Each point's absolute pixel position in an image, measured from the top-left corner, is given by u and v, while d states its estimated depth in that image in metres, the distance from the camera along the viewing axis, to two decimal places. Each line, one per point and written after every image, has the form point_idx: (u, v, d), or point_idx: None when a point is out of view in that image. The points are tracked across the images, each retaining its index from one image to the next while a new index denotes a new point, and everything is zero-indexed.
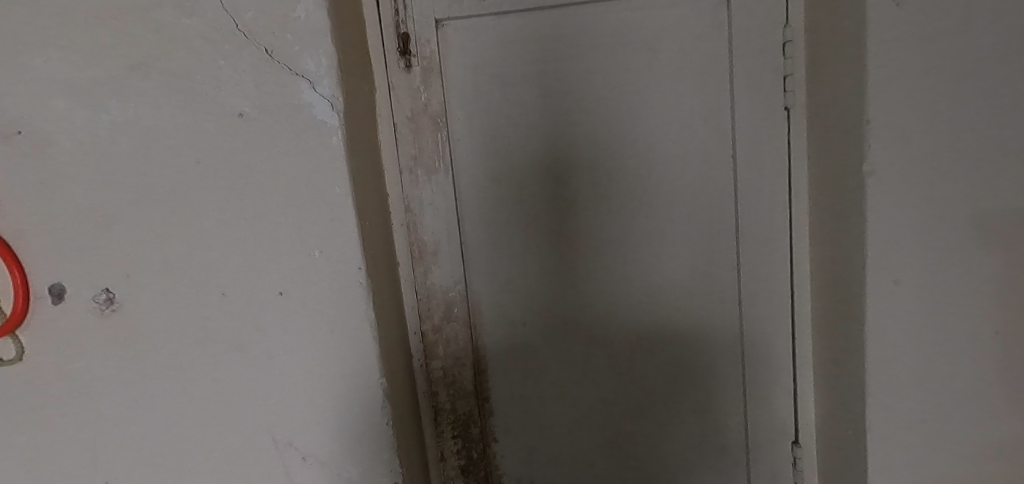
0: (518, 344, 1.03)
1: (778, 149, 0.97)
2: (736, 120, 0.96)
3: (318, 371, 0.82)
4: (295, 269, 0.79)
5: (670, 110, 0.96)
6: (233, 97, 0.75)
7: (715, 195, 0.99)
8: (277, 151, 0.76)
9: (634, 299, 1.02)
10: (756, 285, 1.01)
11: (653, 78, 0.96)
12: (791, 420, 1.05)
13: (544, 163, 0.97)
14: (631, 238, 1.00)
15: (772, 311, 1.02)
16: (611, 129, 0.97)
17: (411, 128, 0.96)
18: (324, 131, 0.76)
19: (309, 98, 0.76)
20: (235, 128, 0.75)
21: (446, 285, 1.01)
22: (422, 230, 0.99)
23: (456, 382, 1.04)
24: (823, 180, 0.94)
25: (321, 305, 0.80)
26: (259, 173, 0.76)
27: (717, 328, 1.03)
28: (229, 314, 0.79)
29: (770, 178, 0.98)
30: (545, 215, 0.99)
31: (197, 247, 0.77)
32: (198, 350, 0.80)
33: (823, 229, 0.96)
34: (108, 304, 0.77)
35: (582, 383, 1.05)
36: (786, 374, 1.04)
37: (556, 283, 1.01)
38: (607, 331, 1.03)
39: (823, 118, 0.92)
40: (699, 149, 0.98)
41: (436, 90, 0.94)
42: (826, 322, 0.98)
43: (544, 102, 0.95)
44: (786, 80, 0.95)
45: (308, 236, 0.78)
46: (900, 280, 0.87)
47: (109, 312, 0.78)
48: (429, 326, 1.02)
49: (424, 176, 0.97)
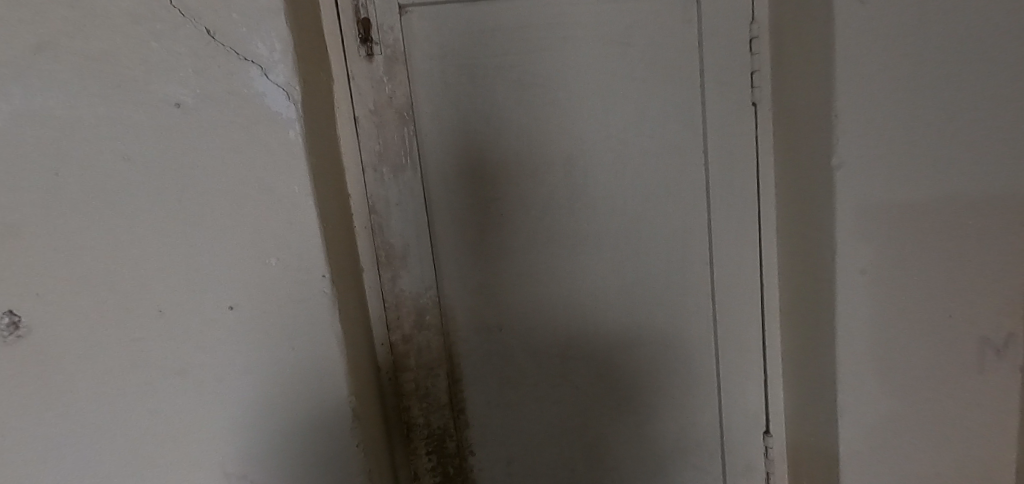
0: (493, 350, 0.98)
1: (747, 141, 0.96)
2: (705, 112, 0.95)
3: (275, 390, 0.74)
4: (248, 280, 0.71)
5: (639, 103, 0.94)
6: (168, 85, 0.66)
7: (686, 189, 0.97)
8: (224, 147, 0.68)
9: (610, 299, 0.99)
10: (726, 280, 1.00)
11: (620, 71, 0.92)
12: (761, 411, 1.04)
13: (517, 158, 0.92)
14: (605, 235, 0.97)
15: (743, 304, 1.01)
16: (581, 124, 0.93)
17: (374, 122, 0.88)
18: (280, 124, 0.69)
19: (261, 86, 0.68)
20: (172, 121, 0.67)
21: (417, 291, 0.93)
22: (389, 232, 0.91)
23: (430, 395, 0.97)
24: (789, 171, 0.93)
25: (277, 318, 0.73)
26: (201, 173, 0.68)
27: (689, 325, 1.01)
28: (171, 333, 0.71)
29: (740, 171, 0.96)
30: (520, 213, 0.94)
31: (131, 257, 0.68)
32: (135, 375, 0.71)
33: (790, 221, 0.95)
34: (12, 329, 0.67)
35: (560, 388, 1.00)
36: (757, 367, 1.03)
37: (532, 286, 0.96)
38: (583, 332, 0.99)
39: (790, 109, 0.91)
40: (668, 142, 0.95)
41: (401, 81, 0.88)
42: (798, 318, 0.97)
43: (517, 95, 0.91)
44: (754, 76, 0.94)
45: (263, 243, 0.71)
46: (870, 271, 0.87)
47: (14, 339, 0.68)
48: (398, 336, 0.94)
49: (390, 175, 0.89)
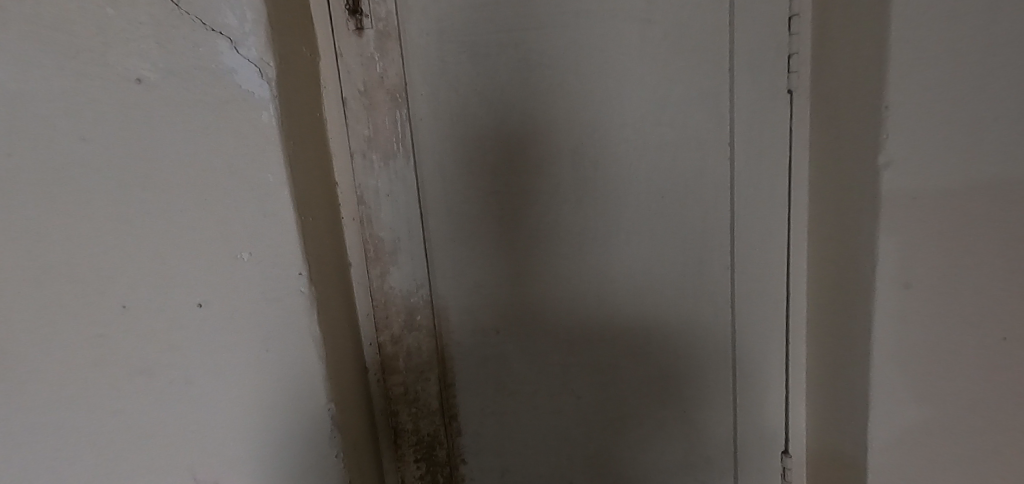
0: (489, 354, 0.91)
1: (779, 135, 0.87)
2: (733, 101, 0.86)
3: (249, 395, 0.68)
4: (219, 275, 0.65)
5: (661, 89, 0.85)
6: (128, 58, 0.59)
7: (709, 186, 0.89)
8: (190, 129, 0.62)
9: (619, 302, 0.91)
10: (749, 286, 0.92)
11: (640, 52, 0.84)
12: (780, 428, 0.97)
13: (520, 148, 0.84)
14: (617, 234, 0.89)
15: (765, 313, 0.93)
16: (596, 110, 0.85)
17: (364, 104, 0.80)
18: (252, 104, 0.62)
19: (230, 61, 0.61)
20: (133, 99, 0.60)
21: (407, 290, 0.86)
22: (378, 225, 0.84)
23: (420, 400, 0.90)
24: (826, 171, 0.85)
25: (250, 317, 0.67)
26: (166, 157, 0.62)
27: (706, 333, 0.94)
28: (134, 331, 0.65)
29: (769, 168, 0.88)
30: (523, 208, 0.86)
31: (89, 248, 0.63)
32: (96, 375, 0.65)
33: (824, 225, 0.86)
34: None
35: (560, 396, 0.93)
36: (777, 382, 0.95)
37: (533, 286, 0.89)
38: (588, 337, 0.92)
39: (831, 102, 0.82)
40: (691, 135, 0.87)
41: (394, 59, 0.80)
42: (827, 330, 0.88)
43: (522, 76, 0.82)
44: (791, 60, 0.85)
45: (234, 235, 0.64)
46: (914, 285, 0.78)
47: None
48: (386, 336, 0.87)
49: (381, 162, 0.82)
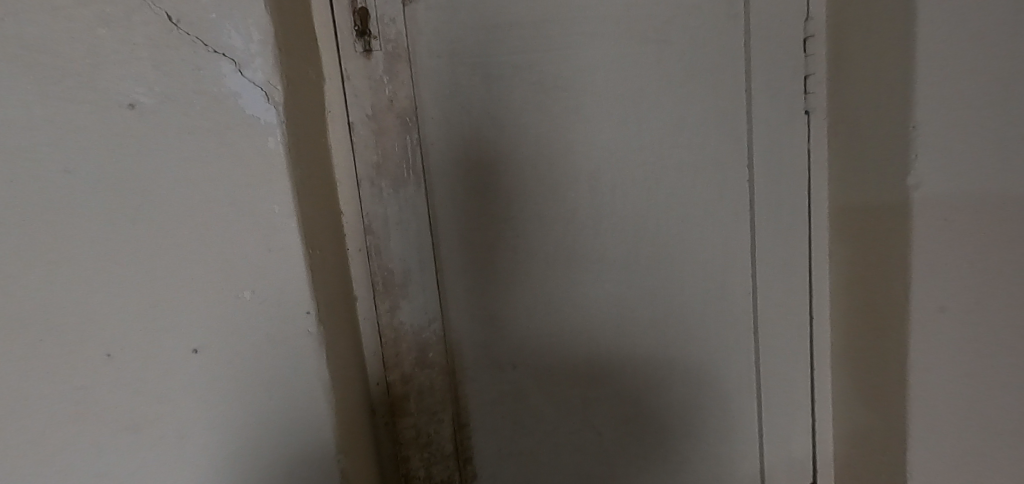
0: (506, 390, 0.86)
1: (799, 156, 0.84)
2: (751, 121, 0.83)
3: (251, 444, 0.63)
4: (216, 315, 0.60)
5: (677, 112, 0.82)
6: (120, 81, 0.55)
7: (729, 210, 0.85)
8: (187, 157, 0.57)
9: (639, 331, 0.87)
10: (771, 313, 0.88)
11: (656, 74, 0.81)
12: (807, 461, 0.92)
13: (535, 172, 0.81)
14: (636, 261, 0.85)
15: (790, 341, 0.89)
16: (611, 134, 0.81)
17: (372, 128, 0.76)
18: (257, 130, 0.58)
19: (235, 85, 0.57)
20: (124, 125, 0.56)
21: (419, 324, 0.80)
22: (387, 256, 0.78)
23: (433, 443, 0.83)
24: (848, 192, 0.82)
25: (250, 360, 0.62)
26: (161, 189, 0.57)
27: (727, 363, 0.89)
28: (121, 380, 0.59)
29: (789, 190, 0.85)
30: (538, 234, 0.82)
31: (73, 288, 0.57)
32: (77, 431, 0.60)
33: (848, 249, 0.83)
34: None
35: (581, 432, 0.88)
36: (804, 413, 0.91)
37: (551, 317, 0.85)
38: (609, 369, 0.87)
39: (852, 121, 0.80)
40: (709, 157, 0.84)
41: (404, 81, 0.76)
42: (856, 358, 0.84)
43: (536, 99, 0.79)
44: (808, 81, 0.82)
45: (234, 270, 0.60)
46: (949, 310, 0.74)
47: None
48: (396, 375, 0.81)
49: (390, 189, 0.77)
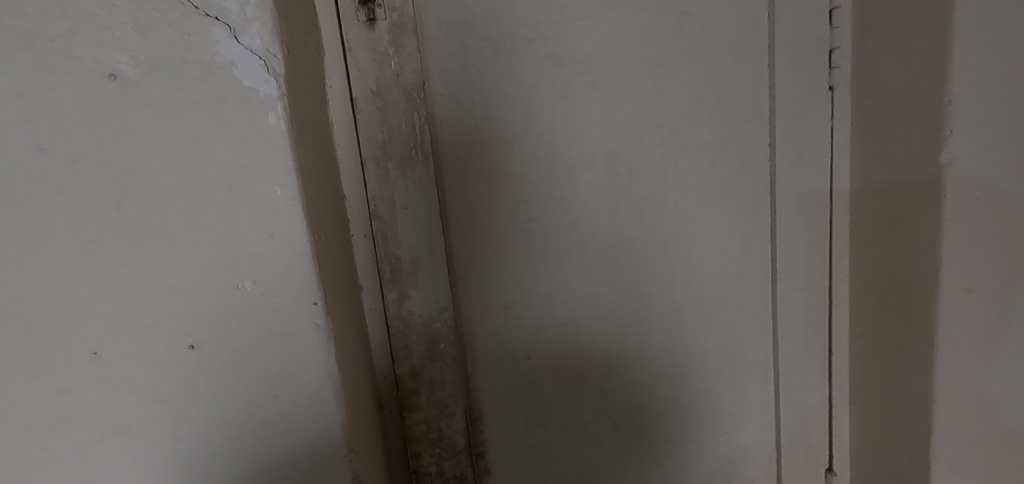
0: (520, 382, 0.82)
1: (822, 133, 0.80)
2: (774, 97, 0.79)
3: (252, 446, 0.58)
4: (211, 309, 0.55)
5: (695, 86, 0.78)
6: (99, 48, 0.50)
7: (748, 190, 0.82)
8: (177, 135, 0.52)
9: (657, 318, 0.83)
10: (790, 297, 0.84)
11: (674, 46, 0.76)
12: (824, 447, 0.89)
13: (549, 152, 0.76)
14: (653, 245, 0.81)
15: (809, 326, 0.86)
16: (626, 111, 0.77)
17: (376, 105, 0.70)
18: (255, 103, 0.53)
19: (229, 53, 0.52)
20: (105, 98, 0.51)
21: (428, 314, 0.76)
22: (394, 242, 0.74)
23: (444, 439, 0.79)
24: (873, 171, 0.78)
25: (250, 357, 0.57)
26: (150, 171, 0.52)
27: (744, 350, 0.86)
28: (110, 380, 0.55)
29: (811, 169, 0.81)
30: (552, 219, 0.78)
31: (51, 282, 0.52)
32: (60, 438, 0.55)
33: (871, 229, 0.79)
34: None
35: (596, 424, 0.85)
36: (822, 399, 0.88)
37: (566, 305, 0.81)
38: (625, 359, 0.84)
39: (879, 96, 0.76)
40: (728, 134, 0.80)
41: (411, 54, 0.70)
42: (877, 342, 0.81)
43: (550, 74, 0.75)
44: (833, 55, 0.78)
45: (231, 260, 0.55)
46: (978, 291, 0.70)
47: None
48: (406, 368, 0.76)
49: (396, 171, 0.72)
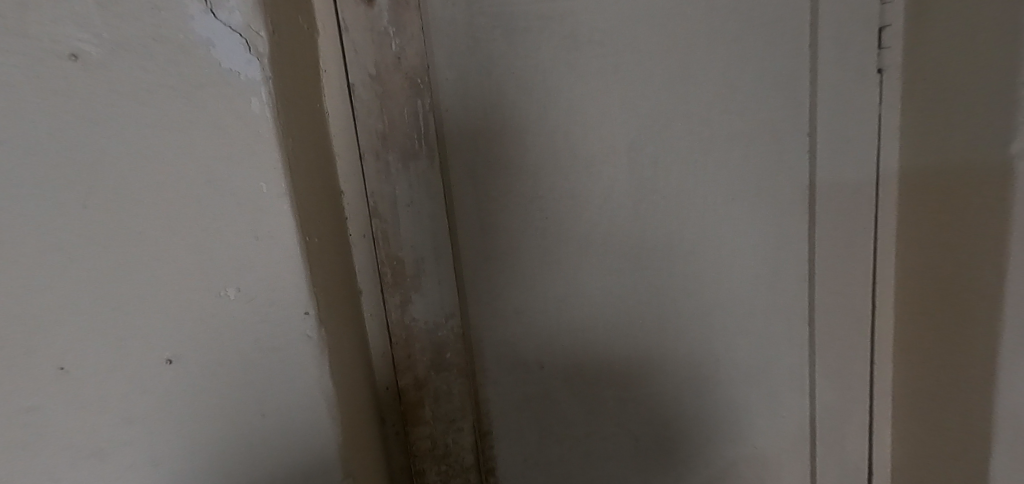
0: (533, 393, 0.76)
1: (868, 121, 0.72)
2: (816, 82, 0.71)
3: (238, 467, 0.53)
4: (189, 318, 0.50)
5: (728, 70, 0.70)
6: (57, 25, 0.44)
7: (785, 185, 0.74)
8: (148, 125, 0.47)
9: (683, 325, 0.77)
10: (830, 301, 0.77)
11: (705, 25, 0.69)
12: (863, 459, 0.83)
13: (565, 143, 0.70)
14: (680, 245, 0.74)
15: (851, 333, 0.78)
16: (652, 97, 0.70)
17: (375, 91, 0.64)
18: (236, 88, 0.47)
19: (206, 30, 0.46)
20: (66, 81, 0.45)
21: (433, 321, 0.70)
22: (397, 242, 0.67)
23: (451, 455, 0.73)
24: (926, 162, 0.70)
25: (234, 372, 0.52)
26: (119, 165, 0.47)
27: (778, 360, 0.79)
28: (80, 396, 0.49)
29: (856, 161, 0.73)
30: (569, 217, 0.72)
31: (10, 289, 0.47)
32: (25, 461, 0.50)
33: (924, 227, 0.72)
34: None
35: (615, 438, 0.79)
36: (862, 410, 0.81)
37: (583, 311, 0.74)
38: (647, 368, 0.77)
39: (935, 80, 0.68)
40: (764, 123, 0.72)
41: (414, 35, 0.64)
42: (928, 351, 0.74)
43: (567, 57, 0.68)
44: (883, 34, 0.71)
45: (211, 264, 0.49)
46: None
47: None
48: (409, 380, 0.70)
49: (398, 164, 0.66)
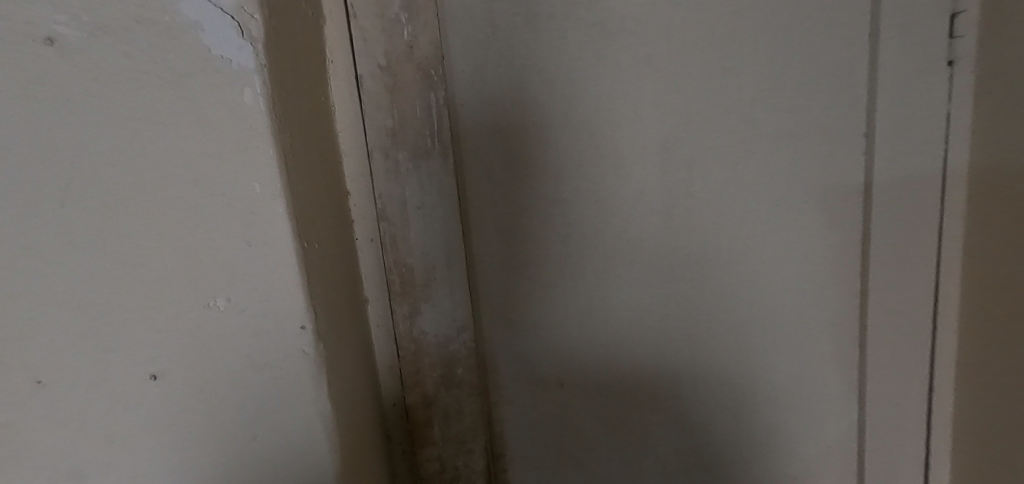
0: (550, 412, 0.71)
1: (932, 121, 0.65)
2: (874, 78, 0.64)
3: None
4: (175, 330, 0.45)
5: (777, 64, 0.64)
6: (32, 4, 0.40)
7: (835, 191, 0.67)
8: (130, 118, 0.42)
9: (716, 343, 0.71)
10: (882, 319, 0.70)
11: (754, 12, 0.62)
12: None
13: (592, 143, 0.64)
14: (715, 256, 0.68)
15: (904, 354, 0.71)
16: (691, 92, 0.64)
17: (385, 84, 0.59)
18: (227, 76, 0.43)
19: (194, 12, 0.41)
20: (41, 68, 0.41)
21: (444, 334, 0.65)
22: (405, 249, 0.63)
23: (461, 478, 0.69)
24: (1002, 167, 0.63)
25: (226, 390, 0.47)
26: (99, 162, 0.42)
27: (823, 382, 0.73)
28: (58, 413, 0.45)
29: (915, 165, 0.66)
30: (595, 223, 0.66)
31: None
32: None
33: (996, 239, 0.65)
34: None
35: (638, 463, 0.73)
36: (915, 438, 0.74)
37: (606, 326, 0.69)
38: (674, 390, 0.71)
39: (1015, 74, 0.60)
40: (814, 123, 0.65)
41: (428, 22, 0.58)
42: (996, 376, 0.67)
43: (597, 48, 0.62)
44: (956, 21, 0.63)
45: (199, 271, 0.45)
46: None
47: None
48: (417, 397, 0.66)
49: (409, 163, 0.61)
